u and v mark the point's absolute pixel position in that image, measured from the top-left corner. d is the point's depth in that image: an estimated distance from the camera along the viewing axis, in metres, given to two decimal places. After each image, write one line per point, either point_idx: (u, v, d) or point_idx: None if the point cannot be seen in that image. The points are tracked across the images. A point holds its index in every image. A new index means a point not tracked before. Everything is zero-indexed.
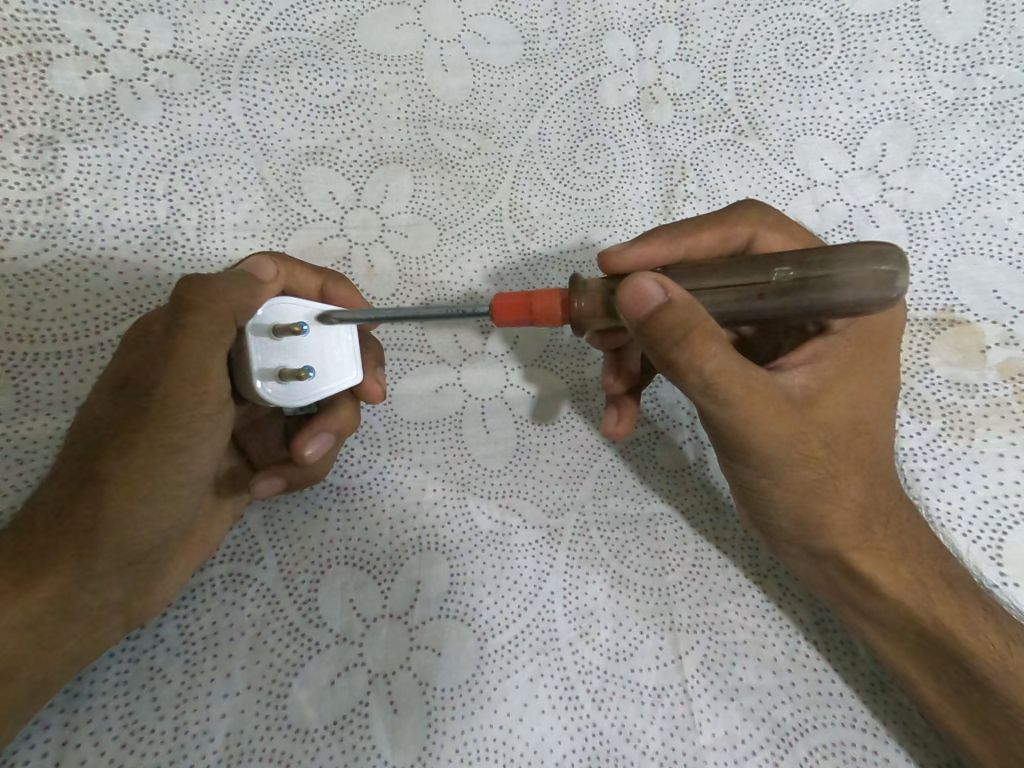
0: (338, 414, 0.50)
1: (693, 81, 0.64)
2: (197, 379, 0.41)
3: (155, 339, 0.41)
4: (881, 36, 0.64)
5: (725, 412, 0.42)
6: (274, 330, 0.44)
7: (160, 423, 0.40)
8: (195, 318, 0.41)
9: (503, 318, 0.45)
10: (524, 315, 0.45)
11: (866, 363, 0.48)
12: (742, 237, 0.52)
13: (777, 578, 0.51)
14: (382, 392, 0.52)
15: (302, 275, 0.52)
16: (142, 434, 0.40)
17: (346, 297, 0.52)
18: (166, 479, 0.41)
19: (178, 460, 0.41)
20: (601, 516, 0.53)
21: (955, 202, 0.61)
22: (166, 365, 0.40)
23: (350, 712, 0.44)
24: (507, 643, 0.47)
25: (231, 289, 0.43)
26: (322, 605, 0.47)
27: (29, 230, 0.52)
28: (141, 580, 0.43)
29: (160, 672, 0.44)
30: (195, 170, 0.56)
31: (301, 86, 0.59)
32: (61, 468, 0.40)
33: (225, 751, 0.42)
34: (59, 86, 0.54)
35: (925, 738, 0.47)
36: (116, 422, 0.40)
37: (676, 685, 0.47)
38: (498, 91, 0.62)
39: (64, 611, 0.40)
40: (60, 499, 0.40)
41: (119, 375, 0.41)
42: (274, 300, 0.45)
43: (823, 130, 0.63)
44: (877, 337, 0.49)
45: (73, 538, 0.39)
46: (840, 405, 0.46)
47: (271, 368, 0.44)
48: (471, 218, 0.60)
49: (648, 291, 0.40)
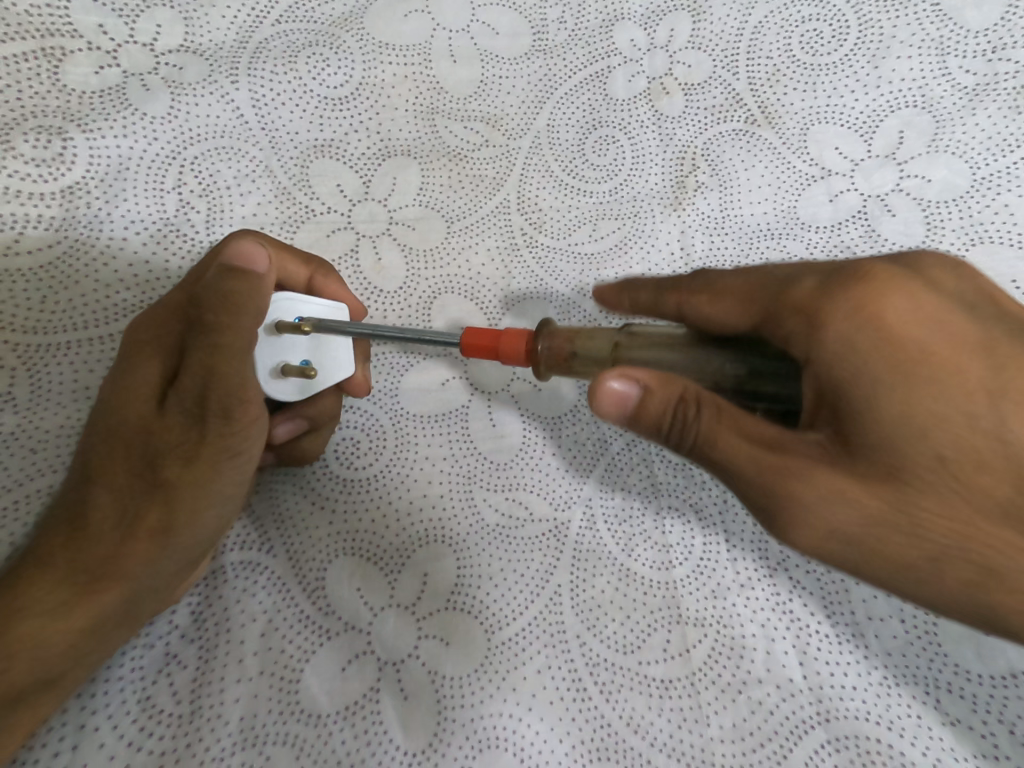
0: (319, 402, 0.50)
1: (706, 69, 0.63)
2: (238, 392, 0.40)
3: (184, 345, 0.41)
4: (899, 21, 0.63)
5: (754, 477, 0.38)
6: (278, 327, 0.45)
7: (219, 428, 0.40)
8: (223, 334, 0.39)
9: (472, 352, 0.48)
10: (492, 353, 0.48)
11: (947, 343, 0.37)
12: (670, 307, 0.47)
13: (787, 570, 0.51)
14: (368, 386, 0.53)
15: (291, 264, 0.51)
16: (201, 443, 0.40)
17: (334, 290, 0.52)
18: (226, 480, 0.42)
19: (238, 462, 0.42)
20: (608, 509, 0.53)
21: (974, 190, 0.60)
22: (199, 375, 0.40)
23: (362, 698, 0.45)
24: (515, 635, 0.48)
25: (243, 292, 0.40)
26: (331, 594, 0.48)
27: (43, 224, 0.52)
28: (170, 589, 0.42)
29: (176, 658, 0.45)
30: (204, 162, 0.56)
31: (310, 77, 0.59)
32: (115, 475, 0.40)
33: (240, 735, 0.44)
34: (71, 81, 0.54)
35: (937, 731, 0.47)
36: (175, 431, 0.40)
37: (683, 678, 0.48)
38: (508, 81, 0.62)
39: (130, 611, 0.40)
40: (125, 506, 0.40)
41: (162, 382, 0.41)
42: (277, 296, 0.45)
43: (839, 119, 0.62)
44: (930, 301, 0.38)
45: (145, 543, 0.40)
46: (933, 419, 0.36)
47: (276, 363, 0.45)
48: (479, 210, 0.60)
49: (620, 391, 0.40)
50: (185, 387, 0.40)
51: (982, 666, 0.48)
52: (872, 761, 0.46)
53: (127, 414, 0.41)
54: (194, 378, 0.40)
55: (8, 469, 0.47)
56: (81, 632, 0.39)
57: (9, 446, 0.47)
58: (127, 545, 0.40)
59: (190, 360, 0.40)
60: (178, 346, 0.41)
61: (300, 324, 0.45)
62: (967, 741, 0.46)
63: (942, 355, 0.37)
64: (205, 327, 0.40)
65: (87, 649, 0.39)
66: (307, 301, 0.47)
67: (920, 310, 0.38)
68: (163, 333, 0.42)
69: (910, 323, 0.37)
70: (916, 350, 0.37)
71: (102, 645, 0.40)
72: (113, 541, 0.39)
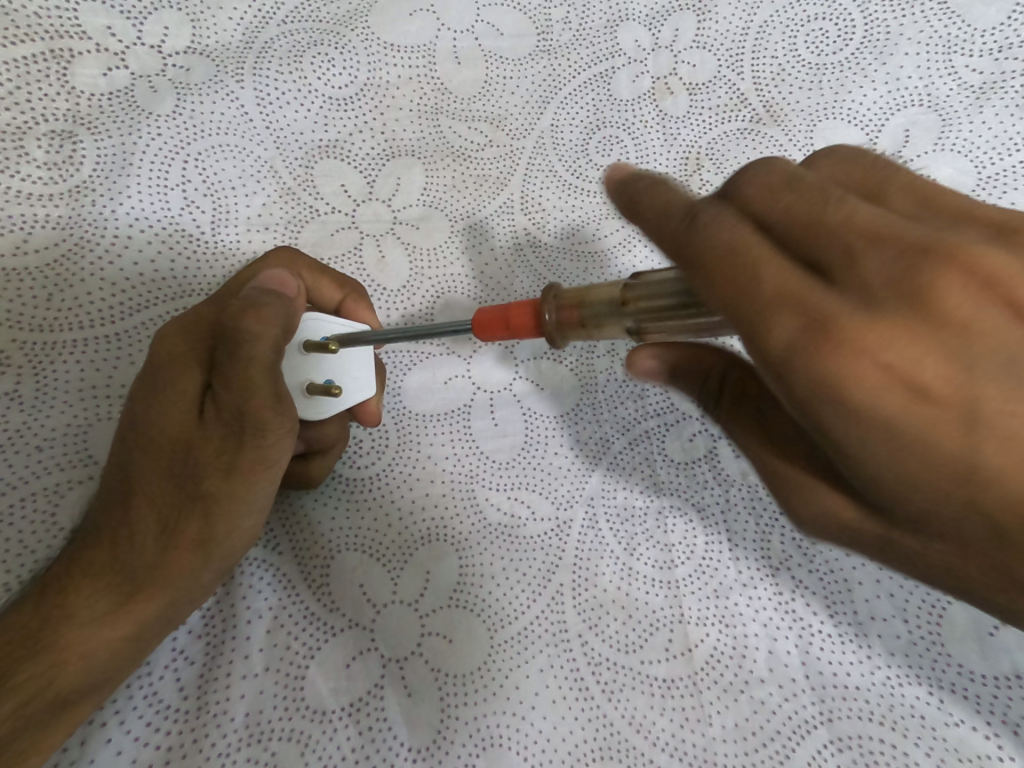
0: (324, 427, 0.49)
1: (710, 69, 0.63)
2: (274, 403, 0.41)
3: (217, 358, 0.41)
4: (906, 19, 0.62)
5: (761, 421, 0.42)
6: (304, 347, 0.46)
7: (253, 438, 0.41)
8: (252, 347, 0.40)
9: (483, 332, 0.45)
10: (504, 331, 0.44)
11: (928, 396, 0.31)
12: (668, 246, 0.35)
13: (790, 570, 0.52)
14: (377, 417, 0.52)
15: (325, 285, 0.52)
16: (235, 451, 0.41)
17: (363, 315, 0.53)
18: (260, 490, 0.42)
19: (273, 472, 0.42)
20: (610, 508, 0.54)
21: (980, 188, 0.59)
22: (233, 388, 0.40)
23: (366, 695, 0.45)
24: (518, 633, 0.49)
25: (253, 322, 0.41)
26: (335, 591, 0.48)
27: (51, 223, 0.51)
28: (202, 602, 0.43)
29: (182, 654, 0.45)
30: (209, 161, 0.56)
31: (315, 77, 0.60)
32: (153, 483, 0.40)
33: (245, 732, 0.43)
34: (79, 83, 0.54)
35: (944, 732, 0.46)
36: (213, 441, 0.41)
37: (686, 677, 0.48)
38: (511, 83, 0.62)
39: (169, 618, 0.41)
40: (165, 514, 0.40)
41: (200, 390, 0.42)
42: (305, 315, 0.47)
43: (846, 116, 0.62)
44: (918, 337, 0.31)
45: (187, 552, 0.40)
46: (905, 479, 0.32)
47: (301, 382, 0.46)
48: (482, 210, 0.60)
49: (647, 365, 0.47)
50: (224, 399, 0.40)
51: (986, 666, 0.48)
52: (878, 762, 0.45)
53: (165, 424, 0.41)
54: (229, 391, 0.40)
55: (12, 466, 0.45)
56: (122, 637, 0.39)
57: (14, 444, 0.46)
58: (168, 554, 0.40)
59: (222, 370, 0.40)
60: (209, 358, 0.42)
61: (325, 342, 0.46)
62: (972, 741, 0.46)
63: (925, 409, 0.31)
64: (236, 339, 0.40)
65: (128, 653, 0.39)
66: (334, 321, 0.48)
67: (903, 360, 0.30)
68: (192, 347, 0.43)
69: (887, 377, 0.31)
70: (891, 414, 0.31)
71: (142, 649, 0.40)
72: (154, 549, 0.40)
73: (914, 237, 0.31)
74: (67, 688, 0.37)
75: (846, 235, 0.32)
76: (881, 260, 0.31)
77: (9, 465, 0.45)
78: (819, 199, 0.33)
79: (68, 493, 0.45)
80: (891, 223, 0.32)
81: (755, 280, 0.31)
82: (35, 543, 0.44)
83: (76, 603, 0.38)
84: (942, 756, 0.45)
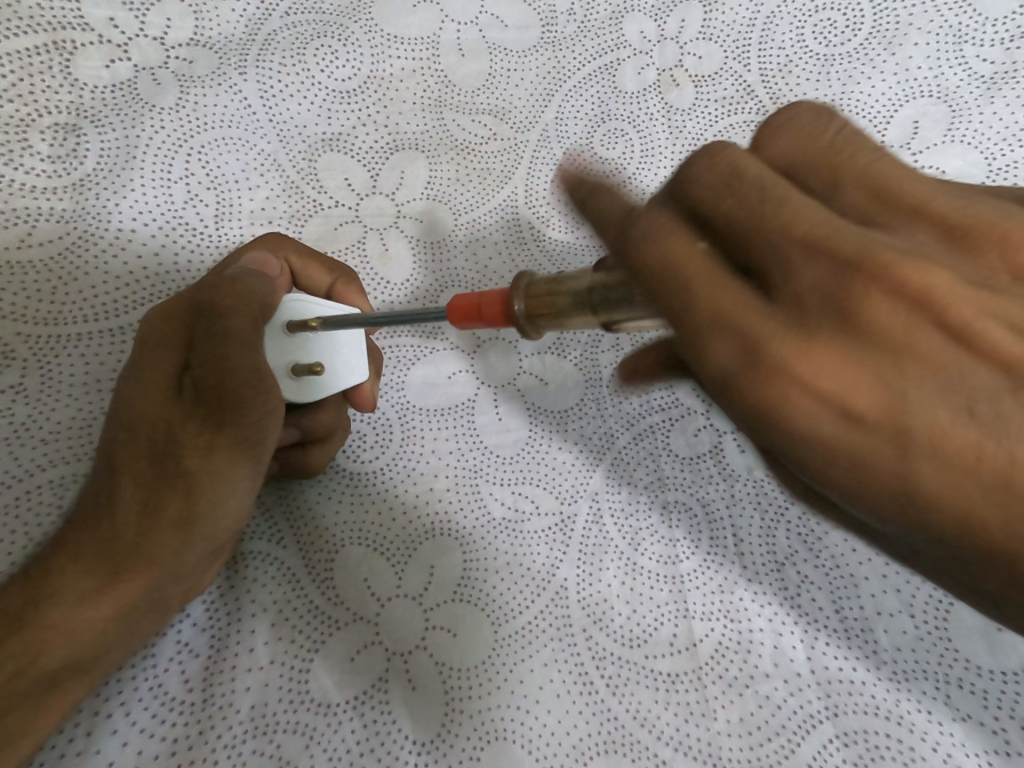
0: (321, 417, 0.50)
1: (716, 61, 0.63)
2: (254, 380, 0.41)
3: (196, 338, 0.41)
4: (916, 9, 0.62)
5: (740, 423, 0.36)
6: (289, 326, 0.46)
7: (235, 418, 0.41)
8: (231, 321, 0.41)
9: (457, 319, 0.44)
10: (474, 315, 0.43)
11: (865, 423, 0.27)
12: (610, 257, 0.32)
13: (795, 565, 0.52)
14: (373, 404, 0.52)
15: (316, 270, 0.52)
16: (215, 433, 0.41)
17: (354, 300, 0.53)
18: (243, 469, 0.42)
19: (255, 451, 0.43)
20: (614, 503, 0.54)
21: (990, 180, 0.58)
22: (218, 368, 0.41)
23: (370, 689, 0.45)
24: (523, 627, 0.49)
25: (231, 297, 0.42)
26: (339, 585, 0.48)
27: (54, 216, 0.51)
28: (184, 584, 0.43)
29: (187, 646, 0.45)
30: (212, 153, 0.56)
31: (318, 69, 0.59)
32: (144, 470, 0.40)
33: (250, 724, 0.43)
34: (82, 75, 0.53)
35: (951, 727, 0.46)
36: (197, 420, 0.41)
37: (690, 672, 0.48)
38: (516, 75, 0.62)
39: (154, 597, 0.41)
40: (147, 494, 0.40)
41: (178, 373, 0.42)
42: (289, 296, 0.47)
43: (856, 107, 0.61)
44: (849, 358, 0.27)
45: (168, 533, 0.40)
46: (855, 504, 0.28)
47: (285, 361, 0.46)
48: (486, 204, 0.60)
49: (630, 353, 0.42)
50: (205, 378, 0.41)
51: (993, 661, 0.47)
52: (885, 757, 0.45)
53: (162, 412, 0.41)
54: (213, 371, 0.41)
55: (17, 459, 0.45)
56: (109, 618, 0.39)
57: (19, 438, 0.46)
58: (148, 533, 0.40)
59: (202, 347, 0.41)
60: (186, 338, 0.42)
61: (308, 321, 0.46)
62: (979, 736, 0.46)
63: (862, 438, 0.27)
64: (216, 316, 0.41)
65: (115, 633, 0.39)
66: (320, 303, 0.48)
67: (835, 385, 0.27)
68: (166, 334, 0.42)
69: (819, 402, 0.27)
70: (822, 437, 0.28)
71: (129, 631, 0.40)
72: (137, 528, 0.40)
73: (850, 245, 0.28)
74: (58, 670, 0.37)
75: (779, 245, 0.29)
76: (812, 273, 0.28)
77: (14, 459, 0.45)
78: (757, 203, 0.30)
79: (72, 486, 0.45)
80: (827, 230, 0.28)
81: (680, 297, 0.29)
82: (40, 536, 0.44)
83: (72, 587, 0.38)
84: (949, 751, 0.45)
